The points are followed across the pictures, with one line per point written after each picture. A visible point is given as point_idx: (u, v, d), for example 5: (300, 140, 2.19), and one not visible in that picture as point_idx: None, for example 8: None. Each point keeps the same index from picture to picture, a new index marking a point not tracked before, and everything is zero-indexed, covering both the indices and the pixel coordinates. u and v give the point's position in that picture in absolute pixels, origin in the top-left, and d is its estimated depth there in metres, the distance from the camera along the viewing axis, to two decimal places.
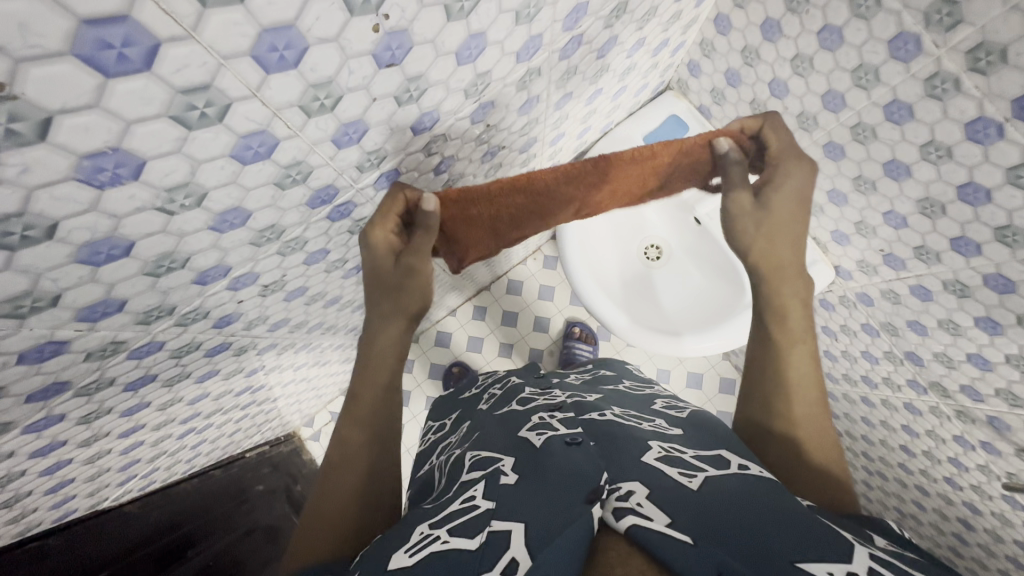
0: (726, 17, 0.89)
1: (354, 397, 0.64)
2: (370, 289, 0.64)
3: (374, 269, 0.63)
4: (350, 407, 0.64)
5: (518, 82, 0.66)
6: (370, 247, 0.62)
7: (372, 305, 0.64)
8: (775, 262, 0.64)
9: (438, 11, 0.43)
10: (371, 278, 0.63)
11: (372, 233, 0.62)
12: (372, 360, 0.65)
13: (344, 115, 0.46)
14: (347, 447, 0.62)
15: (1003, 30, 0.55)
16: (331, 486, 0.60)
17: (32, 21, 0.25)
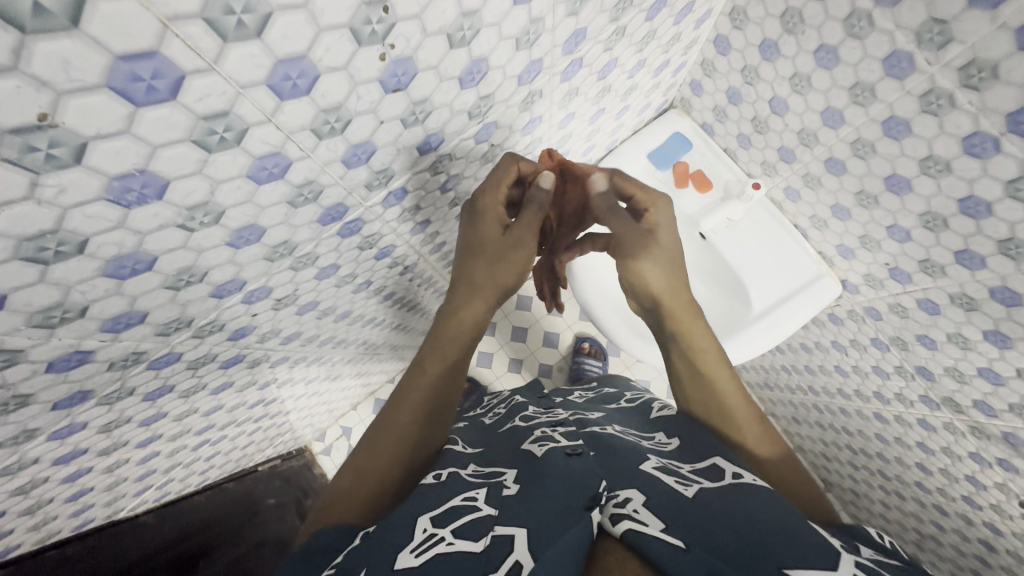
0: (726, 38, 0.92)
1: (426, 356, 0.70)
2: (464, 256, 0.72)
3: (479, 235, 0.71)
4: (417, 365, 0.70)
5: (521, 104, 0.69)
6: (481, 212, 0.71)
7: (466, 271, 0.71)
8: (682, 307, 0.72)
9: (441, 40, 0.46)
10: (472, 242, 0.71)
11: (487, 196, 0.71)
12: (454, 327, 0.70)
13: (353, 137, 0.49)
14: (405, 406, 0.67)
15: (993, 48, 0.57)
16: (379, 437, 0.66)
17: (74, 59, 0.28)
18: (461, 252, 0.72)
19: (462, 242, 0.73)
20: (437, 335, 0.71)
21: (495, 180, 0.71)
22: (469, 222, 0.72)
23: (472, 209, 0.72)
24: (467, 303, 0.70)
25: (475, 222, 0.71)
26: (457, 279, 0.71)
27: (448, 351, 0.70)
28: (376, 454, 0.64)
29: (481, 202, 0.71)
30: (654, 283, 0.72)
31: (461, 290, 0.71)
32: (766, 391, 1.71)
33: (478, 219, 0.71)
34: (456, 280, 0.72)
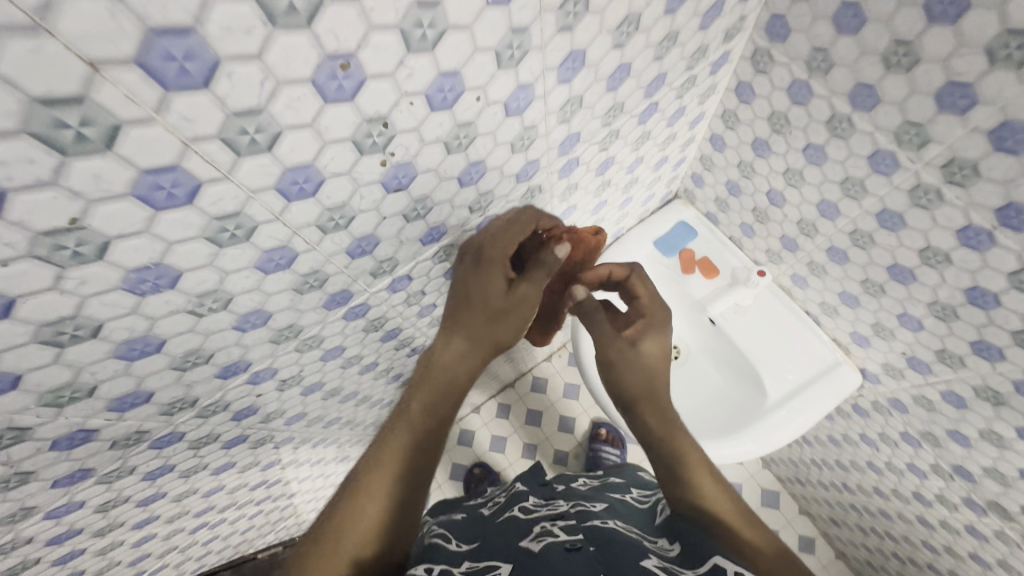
0: (720, 137, 0.97)
1: (409, 408, 0.62)
2: (460, 301, 0.66)
3: (486, 286, 0.65)
4: (396, 417, 0.62)
5: (521, 199, 0.74)
6: (491, 257, 0.67)
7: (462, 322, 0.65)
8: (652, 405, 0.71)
9: (438, 147, 0.51)
10: (469, 285, 0.66)
11: (498, 243, 0.68)
12: (439, 381, 0.63)
13: (357, 232, 0.53)
14: (388, 462, 0.59)
15: (970, 148, 0.59)
16: (350, 490, 0.58)
17: (105, 173, 0.32)
18: (457, 296, 0.67)
19: (460, 289, 0.67)
20: (422, 384, 0.63)
21: (505, 232, 0.69)
22: (470, 266, 0.68)
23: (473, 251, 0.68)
24: (458, 354, 0.64)
25: (479, 271, 0.66)
26: (448, 325, 0.66)
27: (433, 404, 0.63)
28: (345, 507, 0.57)
29: (487, 246, 0.68)
30: (627, 383, 0.72)
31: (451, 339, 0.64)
32: (798, 487, 1.59)
33: (487, 264, 0.67)
34: (446, 327, 0.66)
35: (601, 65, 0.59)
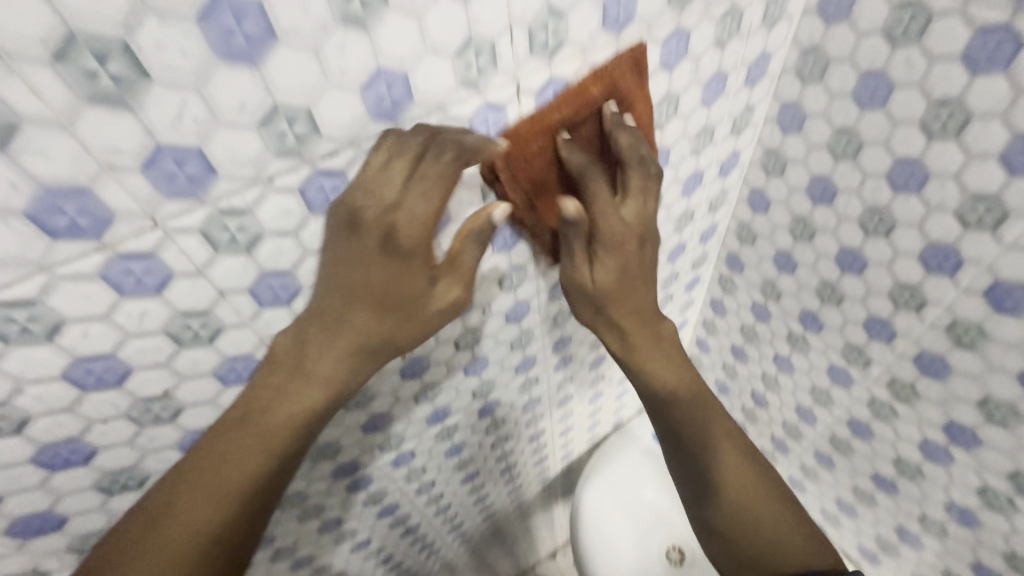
0: (705, 341, 1.03)
1: (247, 427, 0.43)
2: (344, 305, 0.42)
3: (357, 288, 0.41)
4: (231, 436, 0.43)
5: (520, 388, 0.82)
6: (404, 238, 0.40)
7: (321, 327, 0.43)
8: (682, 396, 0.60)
9: (449, 346, 0.63)
10: (332, 280, 0.41)
11: (392, 233, 0.40)
12: (303, 392, 0.44)
13: (373, 409, 0.63)
14: (218, 495, 0.42)
15: (904, 371, 0.69)
16: (149, 537, 0.41)
17: (200, 361, 0.44)
18: (341, 304, 0.42)
19: (328, 282, 0.41)
20: (270, 396, 0.44)
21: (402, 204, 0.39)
22: (359, 237, 0.40)
23: (369, 221, 0.39)
24: (308, 366, 0.43)
25: (344, 266, 0.41)
26: (317, 325, 0.43)
27: (290, 423, 0.44)
28: (155, 536, 0.41)
29: (394, 210, 0.39)
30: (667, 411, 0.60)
31: (330, 343, 0.43)
32: None
33: (402, 260, 0.41)
34: (308, 329, 0.43)
35: None
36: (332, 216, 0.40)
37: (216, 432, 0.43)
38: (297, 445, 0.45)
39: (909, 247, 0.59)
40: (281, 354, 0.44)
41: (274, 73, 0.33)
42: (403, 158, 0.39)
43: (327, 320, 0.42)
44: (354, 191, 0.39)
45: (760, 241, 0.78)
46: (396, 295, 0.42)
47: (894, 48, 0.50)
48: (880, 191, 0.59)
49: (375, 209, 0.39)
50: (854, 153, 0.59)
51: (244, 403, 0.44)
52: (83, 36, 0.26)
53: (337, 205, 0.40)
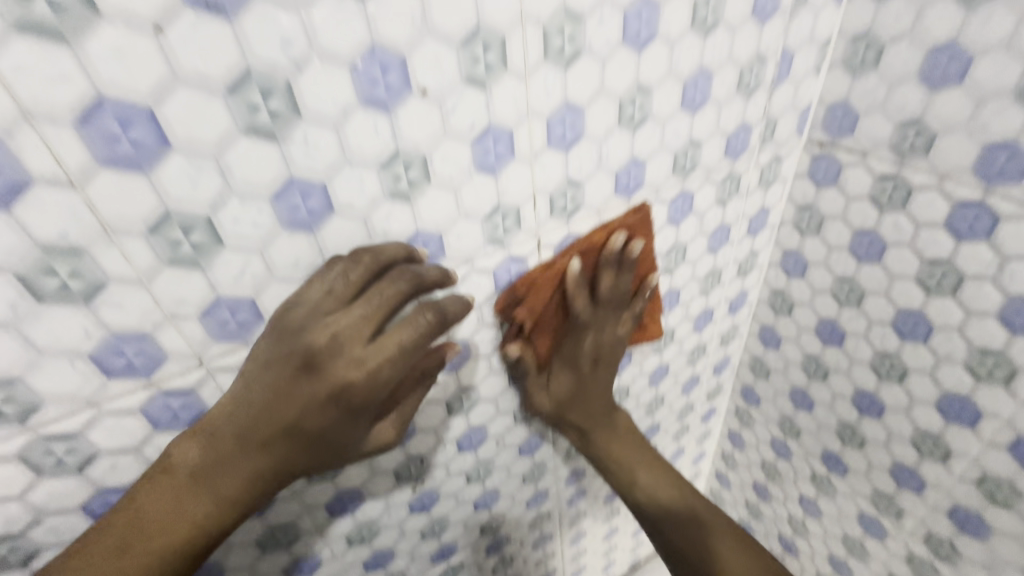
0: (725, 475, 0.99)
1: (122, 553, 0.34)
2: (275, 434, 0.36)
3: (298, 422, 0.36)
4: (105, 555, 0.34)
5: (530, 523, 0.78)
6: (354, 392, 0.36)
7: (247, 455, 0.36)
8: (649, 475, 0.60)
9: (460, 478, 0.62)
10: (280, 411, 0.35)
11: (350, 380, 0.35)
12: (194, 512, 0.36)
13: (377, 544, 0.60)
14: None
15: (940, 525, 0.65)
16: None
17: None
18: (263, 429, 0.35)
19: (270, 408, 0.35)
20: (158, 517, 0.35)
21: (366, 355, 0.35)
22: (298, 388, 0.35)
23: (314, 361, 0.35)
24: (223, 487, 0.36)
25: (291, 398, 0.35)
26: (229, 445, 0.35)
27: (167, 556, 0.35)
28: None
29: (351, 367, 0.35)
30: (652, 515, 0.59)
31: (239, 466, 0.36)
32: None
33: (342, 410, 0.36)
34: (219, 446, 0.36)
35: None
36: (276, 334, 0.36)
37: (91, 541, 0.35)
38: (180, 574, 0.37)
39: (926, 395, 0.59)
40: (184, 465, 0.36)
41: (327, 237, 0.37)
42: (369, 319, 0.36)
43: (258, 445, 0.36)
44: (307, 317, 0.36)
45: (774, 376, 0.78)
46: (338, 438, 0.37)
47: (882, 212, 0.55)
48: (888, 338, 0.60)
49: (324, 354, 0.35)
50: (857, 300, 0.62)
51: (129, 515, 0.35)
52: (177, 215, 0.32)
53: (287, 324, 0.36)
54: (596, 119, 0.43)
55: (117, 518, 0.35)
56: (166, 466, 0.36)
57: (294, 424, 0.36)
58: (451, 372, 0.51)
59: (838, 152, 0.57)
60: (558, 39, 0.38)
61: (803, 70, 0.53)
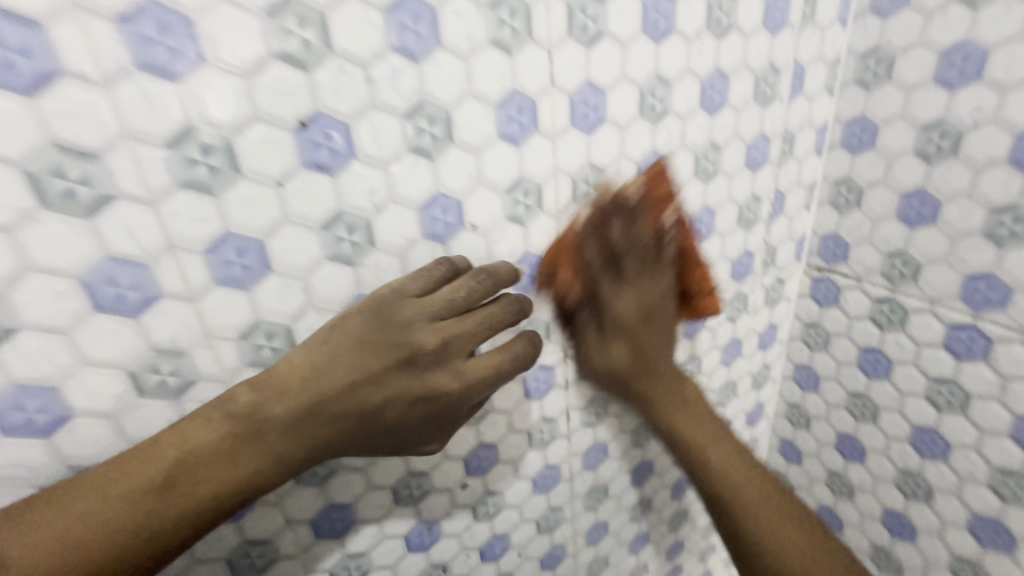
0: None
1: (162, 495, 0.30)
2: (362, 413, 0.34)
3: (390, 401, 0.34)
4: (144, 492, 0.30)
5: None
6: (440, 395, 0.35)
7: (328, 423, 0.33)
8: (709, 437, 0.51)
9: None
10: (375, 395, 0.34)
11: (446, 383, 0.35)
12: (249, 463, 0.32)
13: None
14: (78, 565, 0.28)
15: None
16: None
17: None
18: (345, 408, 0.33)
19: (369, 383, 0.33)
20: (210, 465, 0.31)
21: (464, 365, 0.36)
22: (390, 377, 0.34)
23: (412, 358, 0.34)
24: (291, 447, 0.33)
25: (389, 380, 0.34)
26: (306, 411, 0.33)
27: (207, 504, 0.31)
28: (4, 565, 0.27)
29: (452, 376, 0.35)
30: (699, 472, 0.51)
31: (308, 435, 0.33)
32: None
33: (427, 413, 0.36)
34: (297, 408, 0.32)
35: (623, 531, 0.70)
36: (377, 315, 0.34)
37: (128, 469, 0.30)
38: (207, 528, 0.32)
39: (956, 516, 0.59)
40: (253, 414, 0.32)
41: None
42: (477, 334, 0.36)
43: (342, 416, 0.33)
44: (418, 307, 0.35)
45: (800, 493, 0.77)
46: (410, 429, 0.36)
47: (884, 332, 0.59)
48: (908, 455, 0.61)
49: (422, 353, 0.34)
50: (872, 416, 0.64)
51: (179, 453, 0.31)
52: (265, 324, 0.38)
53: (391, 306, 0.35)
54: None
55: (165, 455, 0.31)
56: (232, 411, 0.32)
57: (385, 408, 0.34)
58: (479, 476, 0.53)
59: (835, 276, 0.62)
60: (584, 185, 0.46)
61: (794, 207, 0.61)
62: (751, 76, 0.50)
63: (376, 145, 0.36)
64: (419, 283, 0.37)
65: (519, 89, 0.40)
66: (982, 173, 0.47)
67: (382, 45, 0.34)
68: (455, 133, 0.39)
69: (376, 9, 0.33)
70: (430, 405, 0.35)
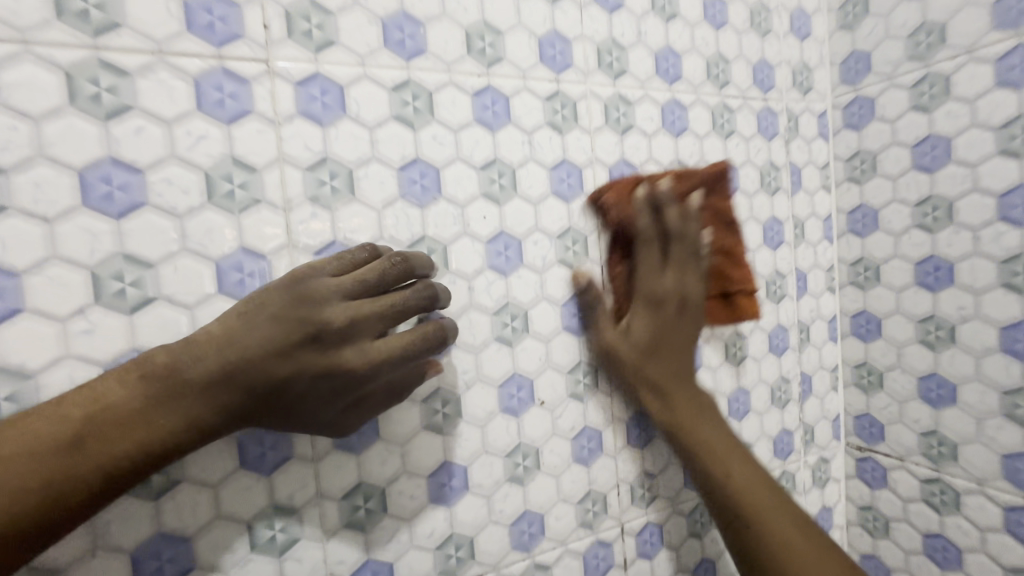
0: None
1: (69, 450, 0.29)
2: (272, 381, 0.33)
3: (293, 372, 0.33)
4: (49, 448, 0.29)
5: None
6: (344, 369, 0.34)
7: (233, 386, 0.32)
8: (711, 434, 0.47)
9: None
10: (280, 364, 0.33)
11: (347, 356, 0.34)
12: (155, 423, 0.31)
13: None
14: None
15: None
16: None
17: None
18: (249, 379, 0.33)
19: (271, 349, 0.33)
20: (120, 425, 0.30)
21: (370, 347, 0.35)
22: (296, 351, 0.33)
23: (317, 333, 0.33)
24: (192, 408, 0.32)
25: (293, 349, 0.33)
26: (216, 376, 0.32)
27: (100, 468, 0.30)
28: None
29: (357, 355, 0.35)
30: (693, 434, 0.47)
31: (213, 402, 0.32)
32: None
33: (334, 389, 0.35)
34: (207, 372, 0.32)
35: None
36: (290, 290, 0.34)
37: (37, 426, 0.29)
38: (96, 499, 0.30)
39: None
40: (167, 374, 0.32)
41: (458, 511, 0.46)
42: (380, 316, 0.36)
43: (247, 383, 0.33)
44: (330, 284, 0.35)
45: None
46: (321, 402, 0.35)
47: (942, 515, 0.59)
48: None
49: (326, 330, 0.34)
50: None
51: (93, 410, 0.30)
52: (365, 485, 0.43)
53: (305, 282, 0.34)
54: None
55: (77, 412, 0.30)
56: (150, 371, 0.32)
57: (288, 374, 0.33)
58: None
59: (878, 455, 0.64)
60: None
61: (823, 387, 0.66)
62: (762, 280, 0.61)
63: (471, 336, 0.46)
64: (337, 263, 0.36)
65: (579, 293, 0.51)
66: (983, 359, 0.54)
67: (481, 265, 0.46)
68: (530, 326, 0.49)
69: (480, 241, 0.46)
70: (335, 380, 0.34)
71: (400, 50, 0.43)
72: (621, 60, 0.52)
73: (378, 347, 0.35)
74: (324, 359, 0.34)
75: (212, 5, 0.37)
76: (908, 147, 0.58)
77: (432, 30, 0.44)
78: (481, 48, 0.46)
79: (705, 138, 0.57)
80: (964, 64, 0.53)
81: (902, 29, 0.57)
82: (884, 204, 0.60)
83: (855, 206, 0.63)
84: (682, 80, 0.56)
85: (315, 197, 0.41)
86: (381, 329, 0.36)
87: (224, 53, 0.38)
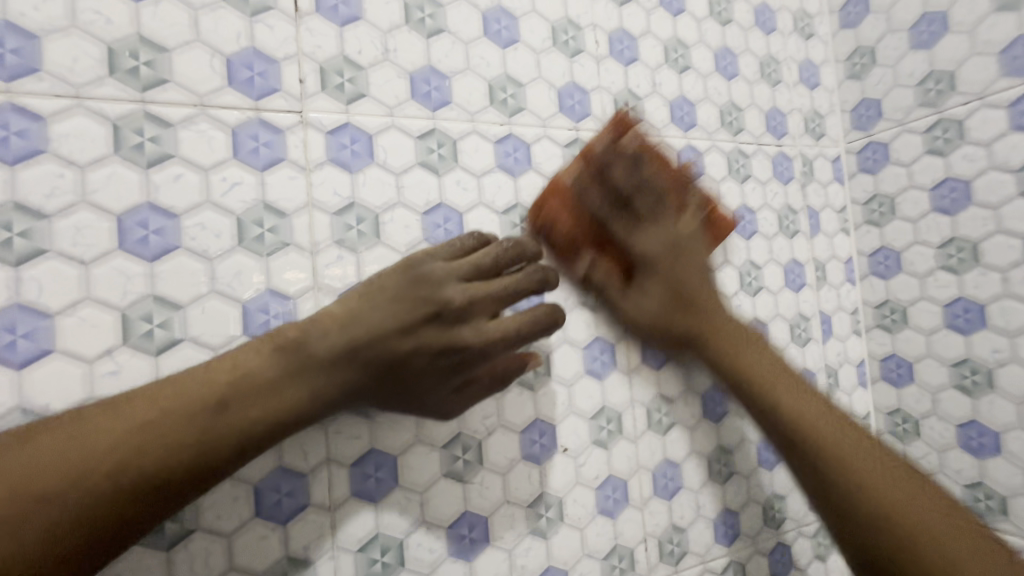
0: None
1: (213, 414, 0.31)
2: (394, 355, 0.35)
3: (417, 344, 0.35)
4: (197, 410, 0.30)
5: None
6: (462, 346, 0.36)
7: (360, 357, 0.34)
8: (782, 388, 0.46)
9: None
10: (404, 340, 0.35)
11: (466, 334, 0.36)
12: (284, 395, 0.33)
13: None
14: (132, 470, 0.28)
15: None
16: (33, 465, 0.27)
17: None
18: (375, 354, 0.35)
19: (398, 322, 0.35)
20: (260, 392, 0.32)
21: (484, 325, 0.37)
22: (419, 327, 0.35)
23: (439, 311, 0.36)
24: (321, 380, 0.34)
25: (419, 322, 0.35)
26: (344, 350, 0.34)
27: (239, 434, 0.31)
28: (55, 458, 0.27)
29: (473, 333, 0.37)
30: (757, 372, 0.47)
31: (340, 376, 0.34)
32: None
33: (450, 367, 0.37)
34: (337, 348, 0.34)
35: None
36: (410, 272, 0.36)
37: (185, 387, 0.31)
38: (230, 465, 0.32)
39: None
40: (300, 348, 0.33)
41: (478, 566, 0.44)
42: (496, 299, 0.37)
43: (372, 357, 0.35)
44: (449, 266, 0.37)
45: None
46: (437, 376, 0.37)
47: None
48: None
49: (448, 308, 0.36)
50: None
51: (234, 377, 0.32)
52: (382, 536, 0.41)
53: (425, 264, 0.36)
54: (691, 473, 0.53)
55: (219, 378, 0.31)
56: (284, 343, 0.33)
57: (413, 348, 0.35)
58: None
59: None
60: (657, 413, 0.52)
61: None
62: (785, 323, 0.60)
63: None
64: (450, 248, 0.38)
65: (601, 336, 0.50)
66: None
67: None
68: (552, 369, 0.48)
69: None
70: (454, 355, 0.36)
71: (426, 101, 0.45)
72: (637, 109, 0.54)
73: (493, 327, 0.37)
74: (445, 334, 0.36)
75: (253, 62, 0.40)
76: (926, 190, 0.58)
77: (457, 83, 0.46)
78: (503, 99, 0.48)
79: (722, 182, 0.58)
80: (976, 110, 0.54)
81: (910, 78, 0.59)
82: (906, 247, 0.60)
83: (875, 249, 0.63)
84: (697, 127, 0.57)
85: (341, 240, 0.41)
86: (496, 311, 0.38)
87: (262, 106, 0.40)
